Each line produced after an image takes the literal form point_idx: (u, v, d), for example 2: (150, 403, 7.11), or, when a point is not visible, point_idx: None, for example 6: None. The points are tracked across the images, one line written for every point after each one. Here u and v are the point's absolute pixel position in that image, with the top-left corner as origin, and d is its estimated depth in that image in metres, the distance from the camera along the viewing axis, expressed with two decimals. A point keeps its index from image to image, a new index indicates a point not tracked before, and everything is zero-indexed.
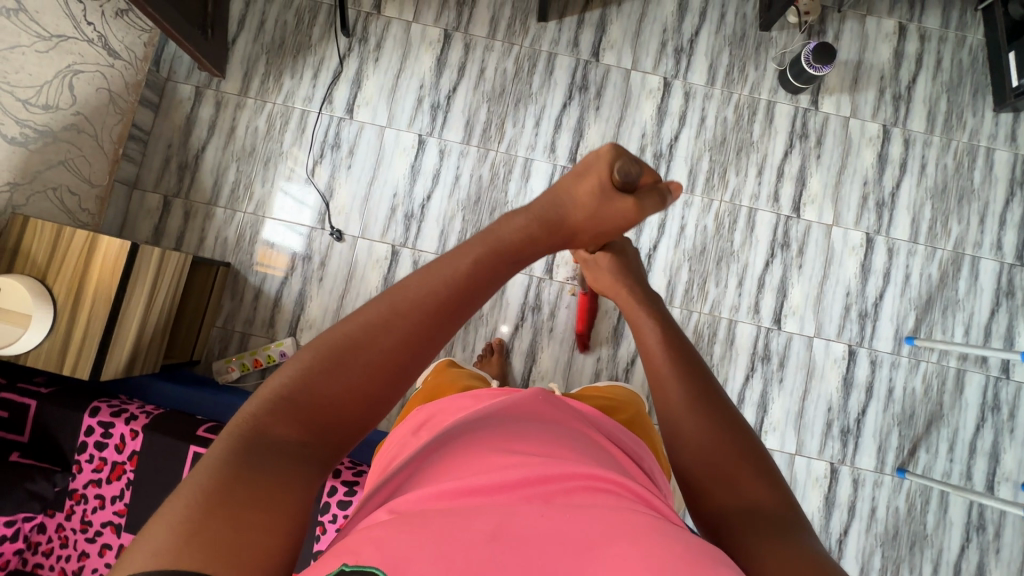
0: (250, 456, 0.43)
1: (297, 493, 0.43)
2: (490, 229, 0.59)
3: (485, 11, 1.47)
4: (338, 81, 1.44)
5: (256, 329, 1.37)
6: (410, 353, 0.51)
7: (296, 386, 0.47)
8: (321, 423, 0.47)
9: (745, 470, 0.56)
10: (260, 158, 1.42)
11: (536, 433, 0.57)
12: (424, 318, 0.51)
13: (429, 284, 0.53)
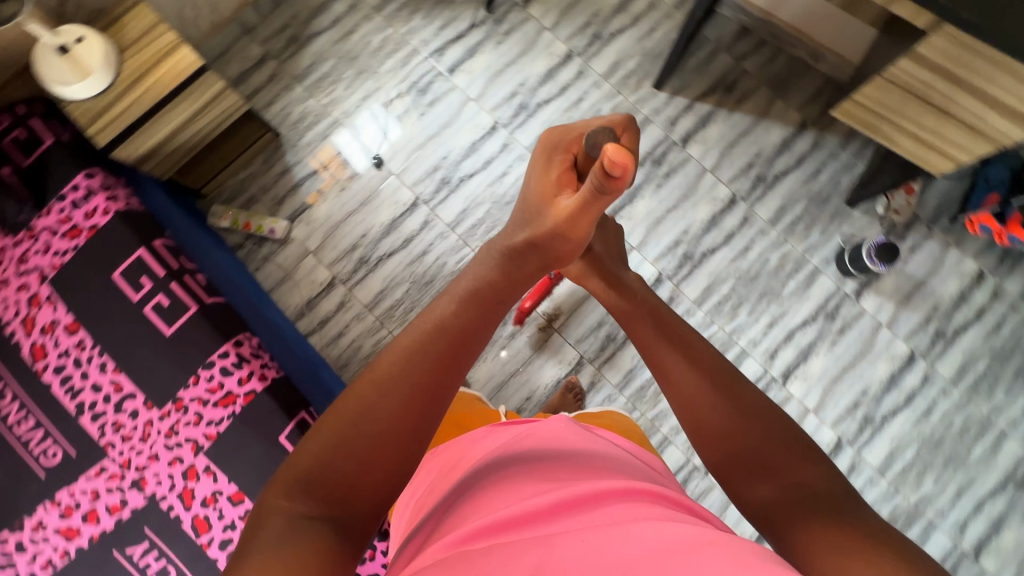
0: (293, 530, 0.46)
1: (343, 552, 0.47)
2: (489, 246, 0.75)
3: (613, 54, 1.53)
4: (458, 42, 1.53)
5: (264, 200, 1.46)
6: (416, 411, 0.55)
7: (318, 463, 0.50)
8: (348, 493, 0.50)
9: (780, 453, 0.57)
10: (357, 66, 1.52)
11: (558, 463, 0.63)
12: (420, 381, 0.56)
13: (416, 346, 0.58)
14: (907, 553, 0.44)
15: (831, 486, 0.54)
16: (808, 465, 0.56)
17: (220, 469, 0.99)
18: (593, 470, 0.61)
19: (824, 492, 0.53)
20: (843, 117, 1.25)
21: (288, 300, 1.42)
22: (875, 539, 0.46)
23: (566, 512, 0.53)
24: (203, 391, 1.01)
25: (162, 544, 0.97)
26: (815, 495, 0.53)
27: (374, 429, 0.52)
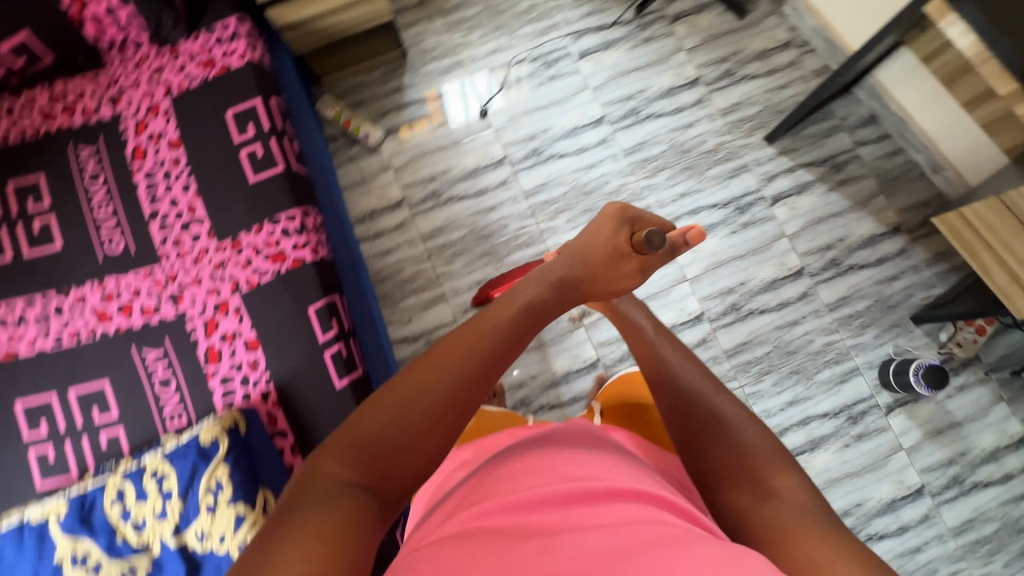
0: (333, 495, 0.43)
1: (375, 520, 0.44)
2: (539, 274, 0.70)
3: (737, 95, 1.54)
4: (598, 32, 1.57)
5: (370, 107, 1.53)
6: (463, 397, 0.53)
7: (367, 434, 0.48)
8: (387, 464, 0.47)
9: (765, 465, 0.53)
10: (498, 20, 1.58)
11: (568, 454, 0.60)
12: (473, 371, 0.54)
13: (469, 335, 0.57)
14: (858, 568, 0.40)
15: (806, 495, 0.50)
16: (785, 473, 0.52)
17: (247, 314, 1.04)
18: (603, 462, 0.59)
19: (791, 503, 0.49)
20: (941, 223, 1.25)
21: (355, 203, 1.48)
22: (820, 549, 0.43)
23: (574, 504, 0.51)
24: (261, 241, 1.07)
25: (173, 358, 1.03)
26: (776, 507, 0.49)
27: (423, 408, 0.50)
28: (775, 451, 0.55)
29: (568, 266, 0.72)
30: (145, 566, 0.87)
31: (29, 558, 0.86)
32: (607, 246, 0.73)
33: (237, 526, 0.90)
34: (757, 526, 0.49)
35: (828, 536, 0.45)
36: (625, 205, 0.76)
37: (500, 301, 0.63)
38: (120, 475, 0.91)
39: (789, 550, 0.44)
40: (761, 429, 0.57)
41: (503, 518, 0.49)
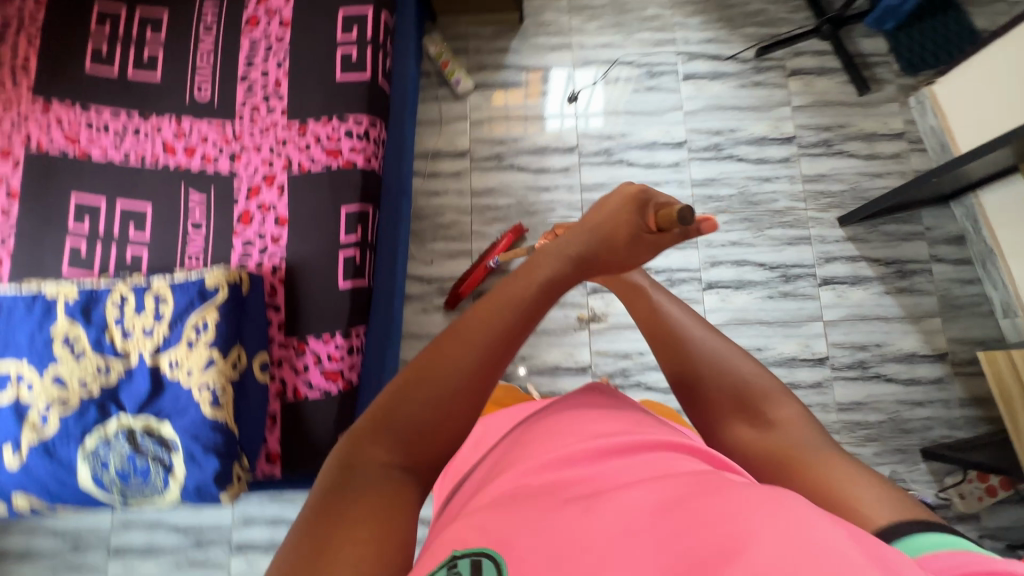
0: (363, 476, 0.46)
1: (410, 495, 0.46)
2: (549, 252, 0.62)
3: (826, 168, 1.49)
4: (711, 60, 1.55)
5: (470, 57, 1.57)
6: (481, 375, 0.52)
7: (390, 417, 0.49)
8: (419, 443, 0.49)
9: (760, 394, 0.58)
10: (619, 17, 1.58)
11: (592, 413, 0.57)
12: (490, 345, 0.52)
13: (486, 311, 0.54)
14: (885, 490, 0.46)
15: (803, 424, 0.55)
16: (780, 403, 0.57)
17: (288, 193, 1.10)
18: (621, 416, 0.56)
19: (798, 433, 0.54)
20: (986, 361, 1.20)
21: (424, 139, 1.53)
22: (842, 474, 0.48)
23: (605, 459, 0.48)
24: (324, 134, 1.13)
25: (212, 208, 1.11)
26: (785, 438, 0.54)
27: (441, 386, 0.50)
28: (769, 376, 0.60)
29: (578, 242, 0.62)
30: (118, 370, 0.95)
31: (30, 324, 0.95)
32: (626, 227, 0.62)
33: (205, 367, 0.95)
34: (778, 461, 0.52)
35: (840, 458, 0.50)
36: (647, 187, 0.64)
37: (520, 275, 0.59)
38: (127, 286, 0.99)
39: (813, 482, 0.49)
40: (747, 354, 0.62)
41: (535, 478, 0.47)
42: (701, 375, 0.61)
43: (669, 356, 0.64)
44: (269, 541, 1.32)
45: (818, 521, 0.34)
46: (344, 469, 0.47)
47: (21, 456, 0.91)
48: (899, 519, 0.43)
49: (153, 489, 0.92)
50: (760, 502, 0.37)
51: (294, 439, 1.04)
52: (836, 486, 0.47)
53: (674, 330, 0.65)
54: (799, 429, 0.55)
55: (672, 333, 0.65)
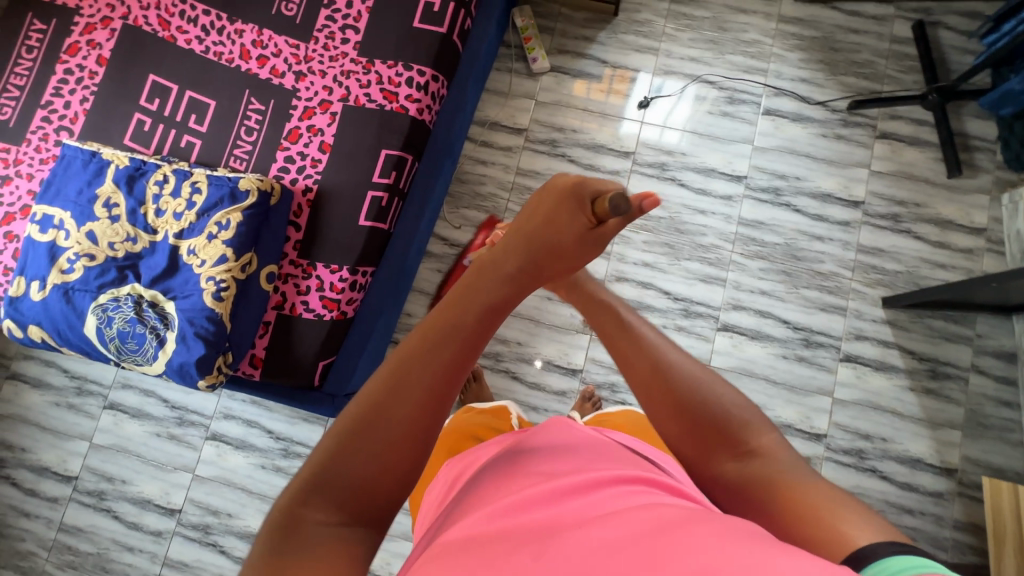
0: (303, 547, 0.39)
1: (357, 550, 0.41)
2: (490, 264, 0.54)
3: (887, 244, 1.39)
4: (798, 102, 1.47)
5: (555, 37, 1.54)
6: (432, 409, 0.45)
7: (327, 471, 0.42)
8: (364, 495, 0.42)
9: (739, 423, 0.52)
10: (716, 33, 1.51)
11: (551, 458, 0.54)
12: (438, 377, 0.45)
13: (428, 340, 0.46)
14: (864, 512, 0.43)
15: (786, 454, 0.51)
16: (759, 430, 0.52)
17: (338, 123, 1.14)
18: (586, 461, 0.53)
19: (774, 459, 0.50)
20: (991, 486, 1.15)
21: (487, 108, 1.53)
22: (819, 498, 0.45)
23: (560, 500, 0.45)
24: (386, 76, 1.15)
25: (267, 118, 1.16)
26: (764, 466, 0.50)
27: (383, 432, 0.43)
28: (745, 403, 0.54)
29: (525, 250, 0.56)
30: (144, 242, 1.02)
31: (82, 179, 1.04)
32: (568, 225, 0.58)
33: (217, 261, 1.01)
34: (758, 492, 0.48)
35: (819, 483, 0.47)
36: (576, 177, 0.60)
37: (460, 292, 0.51)
38: (171, 168, 1.06)
39: (794, 509, 0.45)
40: (722, 377, 0.56)
41: (489, 525, 0.44)
42: (681, 402, 0.54)
43: (645, 386, 0.56)
44: (240, 439, 1.41)
45: (762, 549, 0.33)
46: (283, 539, 0.40)
47: (44, 292, 1.00)
48: (880, 542, 0.39)
49: (143, 356, 0.99)
50: (711, 532, 0.35)
51: (279, 351, 1.09)
52: (820, 513, 0.43)
53: (650, 347, 0.58)
54: (775, 458, 0.50)
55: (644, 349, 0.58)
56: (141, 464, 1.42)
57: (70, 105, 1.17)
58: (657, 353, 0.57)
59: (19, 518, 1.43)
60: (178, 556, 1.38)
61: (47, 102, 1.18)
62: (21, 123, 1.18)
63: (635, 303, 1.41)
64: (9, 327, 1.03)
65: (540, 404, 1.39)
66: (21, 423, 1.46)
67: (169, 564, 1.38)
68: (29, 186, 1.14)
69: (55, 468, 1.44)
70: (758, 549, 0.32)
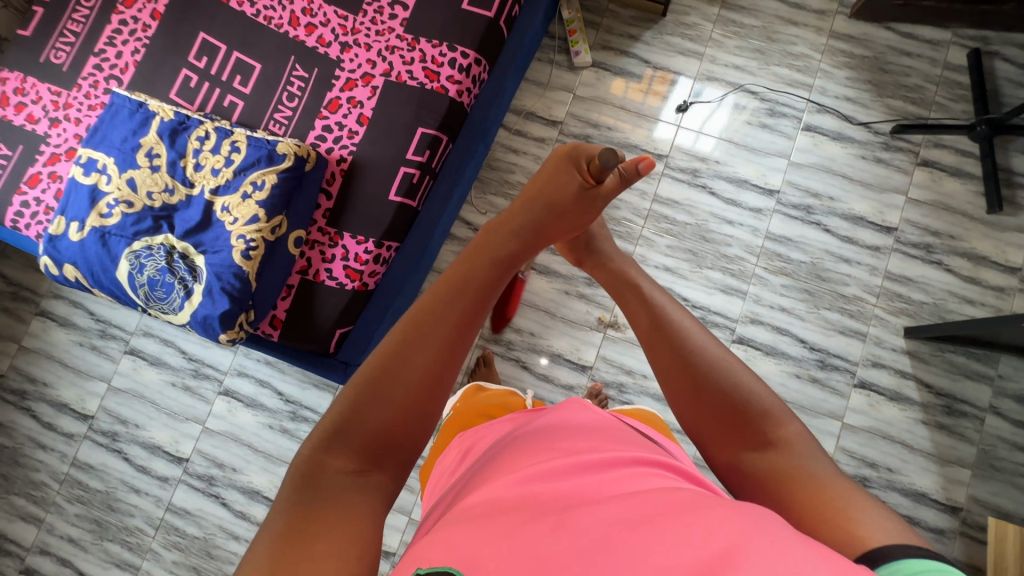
0: (320, 491, 0.40)
1: (372, 498, 0.41)
2: (496, 227, 0.58)
3: (915, 274, 1.37)
4: (840, 121, 1.44)
5: (599, 33, 1.53)
6: (447, 363, 0.46)
7: (348, 419, 0.43)
8: (387, 446, 0.43)
9: (755, 412, 0.51)
10: (763, 44, 1.49)
11: (569, 435, 0.55)
12: (451, 333, 0.46)
13: (440, 297, 0.48)
14: (882, 512, 0.42)
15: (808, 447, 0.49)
16: (782, 420, 0.51)
17: (378, 97, 1.15)
18: (602, 441, 0.53)
19: (796, 452, 0.49)
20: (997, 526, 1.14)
21: (525, 97, 1.53)
22: (834, 495, 0.44)
23: (580, 474, 0.46)
24: (430, 55, 1.16)
25: (309, 86, 1.18)
26: (782, 458, 0.48)
27: (403, 384, 0.44)
28: (766, 391, 0.53)
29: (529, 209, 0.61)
30: (181, 194, 1.05)
31: (127, 128, 1.07)
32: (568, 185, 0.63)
33: (249, 221, 1.03)
34: (770, 482, 0.48)
35: (838, 481, 0.45)
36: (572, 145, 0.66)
37: (468, 256, 0.53)
38: (213, 125, 1.08)
39: (807, 503, 0.44)
40: (744, 363, 0.54)
41: (500, 496, 0.44)
42: (704, 392, 0.53)
43: (670, 379, 0.56)
44: (251, 397, 1.44)
45: (778, 535, 0.33)
46: (305, 483, 0.40)
47: (82, 233, 1.03)
48: (892, 543, 0.38)
49: (170, 305, 1.02)
50: (731, 517, 0.35)
51: (300, 314, 1.11)
52: (837, 510, 0.42)
53: (671, 333, 0.57)
54: (796, 450, 0.49)
55: (664, 333, 0.58)
56: (155, 411, 1.46)
57: (121, 56, 1.20)
58: (679, 337, 0.57)
59: (35, 449, 1.48)
60: (181, 503, 1.42)
61: (100, 50, 1.21)
62: (74, 68, 1.21)
63: None
64: (45, 264, 1.06)
65: (546, 396, 1.40)
66: (45, 358, 1.51)
67: (171, 510, 1.42)
68: (76, 130, 1.17)
69: (74, 405, 1.49)
70: (770, 536, 0.33)
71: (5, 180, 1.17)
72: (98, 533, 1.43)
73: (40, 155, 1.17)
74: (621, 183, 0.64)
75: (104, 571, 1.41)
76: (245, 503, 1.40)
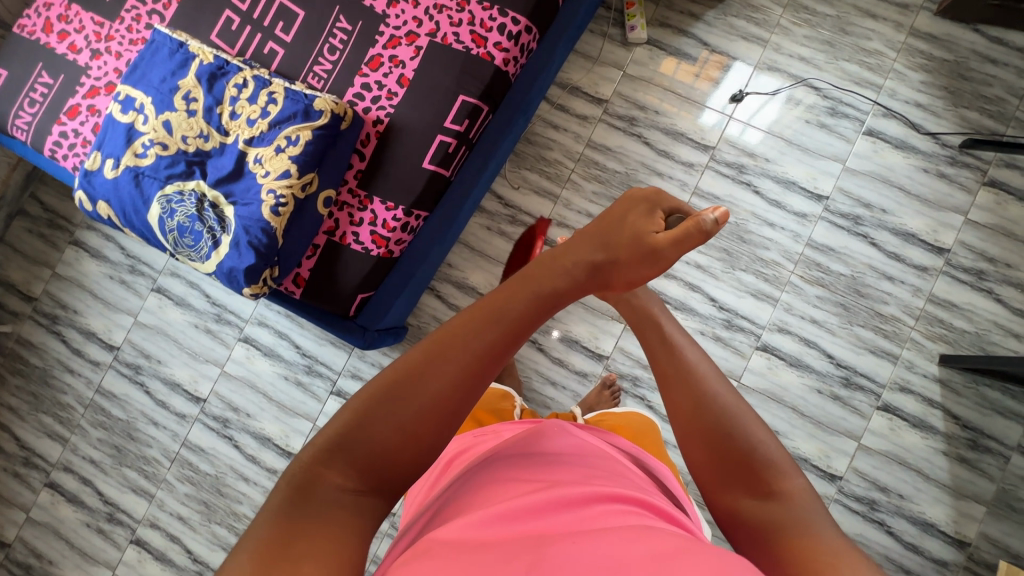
0: (303, 505, 0.41)
1: (360, 518, 0.43)
2: (552, 257, 0.59)
3: (963, 301, 1.30)
4: (906, 129, 1.35)
5: (658, 9, 1.44)
6: (460, 396, 0.48)
7: (348, 437, 0.45)
8: (378, 468, 0.45)
9: (759, 461, 0.51)
10: (835, 35, 1.38)
11: (556, 465, 0.55)
12: (470, 364, 0.49)
13: (467, 327, 0.50)
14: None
15: (813, 509, 0.48)
16: (786, 474, 0.50)
17: (421, 58, 1.10)
18: (585, 473, 0.53)
19: (799, 506, 0.48)
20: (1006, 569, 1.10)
21: (572, 71, 1.46)
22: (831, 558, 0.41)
23: (560, 509, 0.46)
24: (479, 18, 1.09)
25: (352, 40, 1.13)
26: (783, 512, 0.47)
27: (412, 404, 0.46)
28: (774, 443, 0.53)
29: (586, 252, 0.60)
30: (215, 141, 1.04)
31: (167, 68, 1.05)
32: (630, 236, 0.59)
33: (281, 176, 1.01)
34: (767, 534, 0.47)
35: (836, 540, 0.44)
36: (657, 191, 0.61)
37: (505, 287, 0.55)
38: (252, 73, 1.06)
39: (803, 559, 0.43)
40: (753, 412, 0.55)
41: (486, 530, 0.44)
42: (713, 433, 0.54)
43: (678, 414, 0.57)
44: (269, 347, 1.46)
45: None
46: (292, 496, 0.42)
47: (117, 171, 1.03)
48: None
49: (197, 253, 1.03)
50: (717, 567, 0.34)
51: (323, 275, 1.11)
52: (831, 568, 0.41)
53: (686, 373, 0.59)
54: (798, 504, 0.48)
55: (679, 370, 0.60)
56: (177, 349, 1.50)
57: None
58: (696, 379, 0.58)
59: (64, 373, 1.54)
60: (196, 440, 1.47)
61: None
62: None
63: (679, 304, 1.37)
64: (80, 199, 1.07)
65: (560, 380, 1.39)
66: (77, 287, 1.55)
67: (187, 446, 1.47)
68: (116, 65, 1.16)
69: (101, 334, 1.53)
70: None
71: (45, 108, 1.17)
72: (117, 458, 1.50)
73: (80, 87, 1.16)
74: (692, 237, 0.56)
75: (120, 494, 1.49)
76: (256, 448, 1.44)
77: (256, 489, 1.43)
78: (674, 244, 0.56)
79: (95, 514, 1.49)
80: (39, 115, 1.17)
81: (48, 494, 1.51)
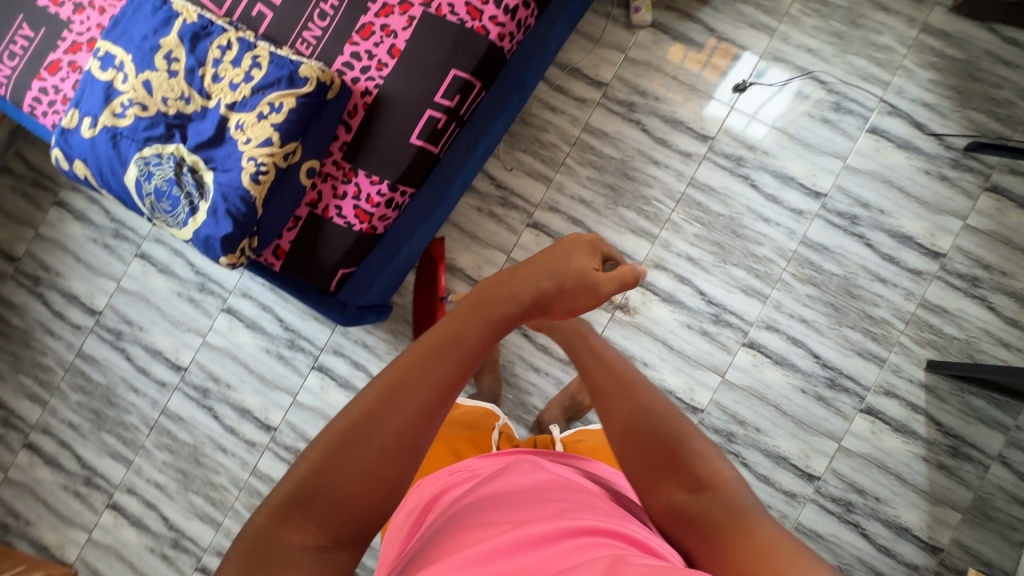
0: (271, 564, 0.42)
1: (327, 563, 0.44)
2: (496, 288, 0.61)
3: (955, 308, 1.28)
4: (911, 129, 1.31)
5: None
6: (420, 429, 0.49)
7: (310, 486, 0.46)
8: (343, 512, 0.46)
9: (686, 451, 0.53)
10: (845, 27, 1.34)
11: (524, 499, 0.54)
12: (427, 400, 0.50)
13: (420, 360, 0.52)
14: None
15: (740, 495, 0.50)
16: (711, 461, 0.52)
17: (414, 28, 1.06)
18: (554, 505, 0.53)
19: (728, 493, 0.50)
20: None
21: (572, 52, 1.42)
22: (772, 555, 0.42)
23: (525, 546, 0.45)
24: None
25: (343, 5, 1.09)
26: (714, 501, 0.49)
27: (370, 445, 0.47)
28: (702, 438, 0.55)
29: (535, 283, 0.62)
30: (196, 105, 1.01)
31: (149, 25, 1.02)
32: (574, 271, 0.64)
33: (262, 143, 0.98)
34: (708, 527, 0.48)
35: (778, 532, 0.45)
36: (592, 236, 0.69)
37: (456, 319, 0.57)
38: (236, 35, 1.02)
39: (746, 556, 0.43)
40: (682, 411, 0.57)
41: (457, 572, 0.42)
42: (645, 438, 0.56)
43: (615, 425, 0.59)
44: (252, 319, 1.45)
45: None
46: (259, 555, 0.43)
47: (94, 130, 1.01)
48: None
49: (174, 219, 1.00)
50: None
51: (303, 249, 1.09)
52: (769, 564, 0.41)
53: (625, 387, 0.61)
54: (727, 489, 0.50)
55: (620, 380, 0.62)
56: (159, 317, 1.49)
57: None
58: (634, 391, 0.60)
59: (45, 335, 1.53)
60: (176, 409, 1.46)
61: None
62: None
63: (668, 296, 1.35)
64: (56, 156, 1.04)
65: (543, 368, 1.38)
66: (60, 249, 1.53)
67: (166, 415, 1.47)
68: (98, 20, 1.12)
69: (83, 298, 1.52)
70: None
71: (25, 62, 1.14)
72: (96, 423, 1.49)
73: (62, 42, 1.13)
74: (624, 281, 0.67)
75: (98, 459, 1.48)
76: (236, 420, 1.44)
77: (233, 460, 1.43)
78: (614, 283, 0.66)
79: (73, 477, 1.49)
80: (19, 69, 1.14)
81: (27, 455, 1.51)
